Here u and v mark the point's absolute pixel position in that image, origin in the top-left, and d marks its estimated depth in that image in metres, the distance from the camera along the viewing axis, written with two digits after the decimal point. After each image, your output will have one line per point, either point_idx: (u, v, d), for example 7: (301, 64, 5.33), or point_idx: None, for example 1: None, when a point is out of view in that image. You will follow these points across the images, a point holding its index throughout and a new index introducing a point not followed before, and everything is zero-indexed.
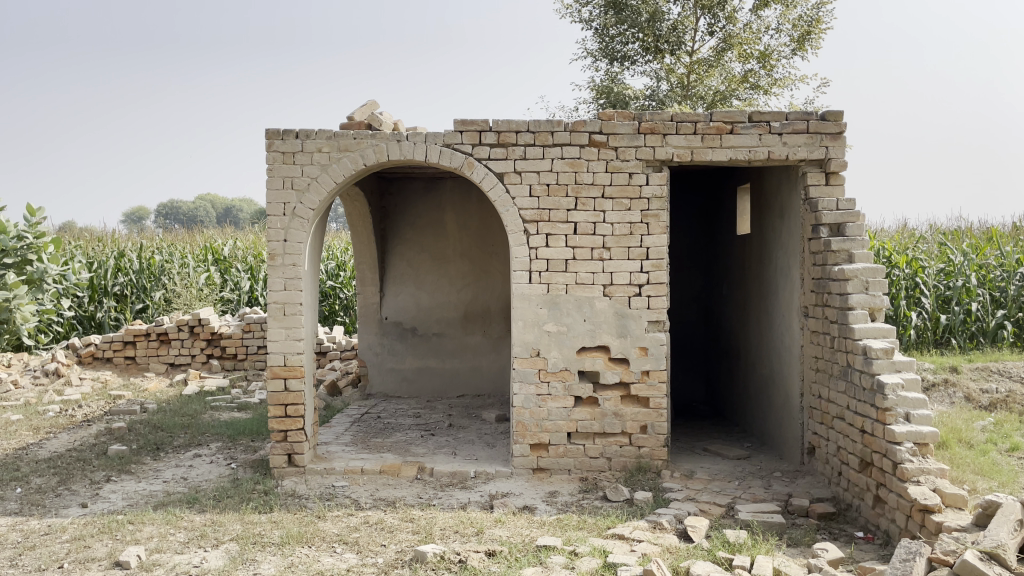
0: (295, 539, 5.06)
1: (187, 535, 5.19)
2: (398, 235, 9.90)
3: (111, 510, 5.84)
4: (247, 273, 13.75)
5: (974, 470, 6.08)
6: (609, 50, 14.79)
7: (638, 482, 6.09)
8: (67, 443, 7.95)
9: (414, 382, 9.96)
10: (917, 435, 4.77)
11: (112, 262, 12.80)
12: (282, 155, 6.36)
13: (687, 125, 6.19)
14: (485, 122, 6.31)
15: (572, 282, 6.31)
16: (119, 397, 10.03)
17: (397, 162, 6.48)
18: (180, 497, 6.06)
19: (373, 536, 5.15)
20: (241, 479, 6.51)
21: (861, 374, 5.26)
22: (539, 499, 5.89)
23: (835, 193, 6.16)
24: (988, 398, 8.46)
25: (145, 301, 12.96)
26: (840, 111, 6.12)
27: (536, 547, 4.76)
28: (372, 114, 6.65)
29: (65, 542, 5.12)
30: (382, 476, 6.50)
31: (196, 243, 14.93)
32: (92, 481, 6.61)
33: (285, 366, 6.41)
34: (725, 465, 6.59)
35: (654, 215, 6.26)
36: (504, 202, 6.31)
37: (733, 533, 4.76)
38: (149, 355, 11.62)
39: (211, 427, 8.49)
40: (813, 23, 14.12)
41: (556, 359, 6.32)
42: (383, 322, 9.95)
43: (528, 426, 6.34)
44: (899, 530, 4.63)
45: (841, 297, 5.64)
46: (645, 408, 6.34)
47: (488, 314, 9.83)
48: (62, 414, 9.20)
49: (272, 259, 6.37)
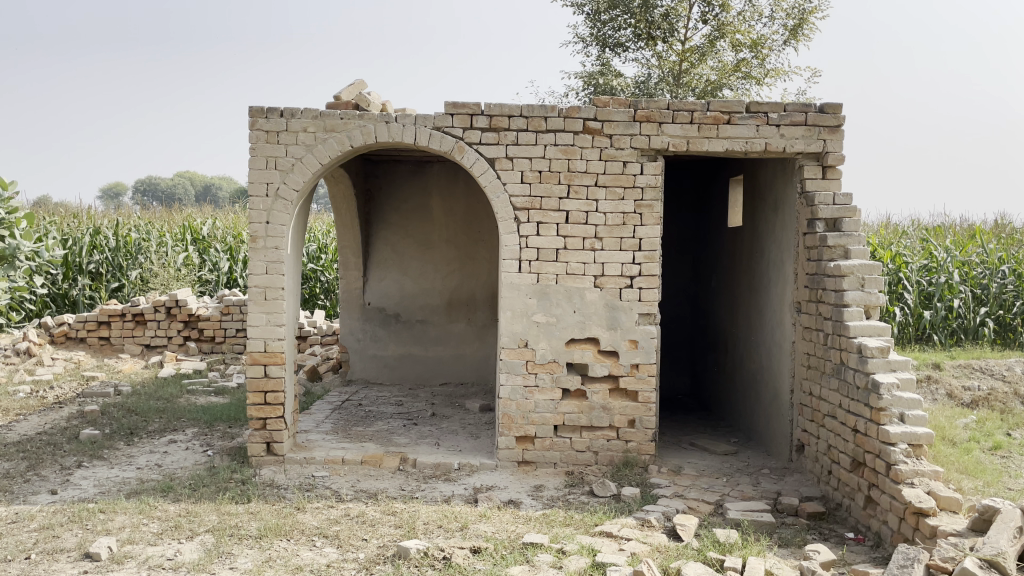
0: (273, 532, 4.89)
1: (160, 526, 5.00)
2: (382, 218, 9.68)
3: (81, 497, 5.63)
4: (226, 253, 13.46)
5: (960, 468, 6.06)
6: (601, 35, 14.59)
7: (626, 477, 5.98)
8: (38, 425, 7.69)
9: (396, 369, 9.79)
10: (912, 436, 4.69)
11: (87, 239, 12.41)
12: (266, 134, 6.13)
13: (683, 114, 6.04)
14: (477, 105, 6.12)
15: (563, 272, 6.17)
16: (93, 378, 9.77)
17: (386, 144, 6.28)
18: (154, 485, 5.87)
19: (353, 530, 5.00)
20: (218, 467, 6.32)
21: (855, 372, 5.17)
22: (525, 493, 5.77)
23: (832, 187, 6.05)
24: (970, 395, 8.49)
25: (120, 280, 12.63)
26: (839, 103, 6.00)
27: (522, 544, 4.63)
28: (360, 94, 6.44)
29: (33, 530, 4.91)
30: (363, 467, 6.35)
31: (175, 221, 14.56)
32: (63, 466, 6.39)
33: (265, 352, 6.22)
34: (712, 460, 6.52)
35: (648, 205, 6.12)
36: (495, 188, 6.14)
37: (723, 533, 4.68)
38: (125, 335, 11.33)
39: (187, 411, 8.25)
40: (807, 13, 14.01)
41: (545, 350, 6.19)
42: (366, 308, 9.76)
43: (515, 418, 6.22)
44: (892, 533, 4.57)
45: (836, 293, 5.55)
46: (634, 402, 6.24)
47: (474, 301, 9.67)
48: (33, 395, 8.93)
49: (253, 241, 6.16)
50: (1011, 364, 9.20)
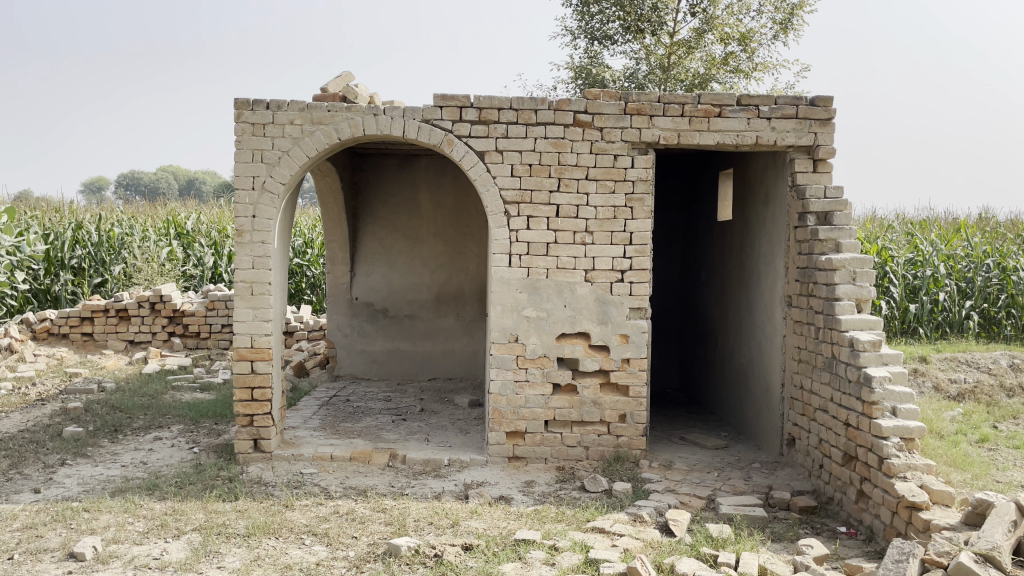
0: (261, 530, 4.82)
1: (146, 525, 4.91)
2: (370, 212, 9.59)
3: (65, 496, 5.52)
4: (211, 248, 13.30)
5: (948, 461, 6.09)
6: (589, 27, 14.54)
7: (617, 472, 5.96)
8: (20, 423, 7.56)
9: (385, 365, 9.71)
10: (904, 430, 4.69)
11: (69, 234, 12.21)
12: (251, 126, 6.02)
13: (674, 106, 6.00)
14: (466, 97, 6.05)
15: (553, 266, 6.12)
16: (75, 374, 9.62)
17: (374, 137, 6.20)
18: (139, 483, 5.77)
19: (343, 527, 4.94)
20: (204, 464, 6.23)
21: (847, 366, 5.17)
22: (516, 489, 5.73)
23: (823, 180, 6.04)
24: (956, 388, 8.55)
25: (104, 275, 12.44)
26: (830, 96, 5.98)
27: (514, 541, 4.59)
28: (347, 86, 6.35)
29: (15, 530, 4.81)
30: (352, 464, 6.28)
31: (159, 215, 14.37)
32: (46, 465, 6.27)
33: (252, 348, 6.13)
34: (703, 455, 6.51)
35: (639, 199, 6.08)
36: (484, 181, 6.07)
37: (716, 528, 4.67)
38: (108, 331, 11.17)
39: (172, 408, 8.14)
40: (795, 7, 14.02)
41: (535, 345, 6.14)
42: (353, 303, 9.67)
43: (505, 414, 6.17)
44: (885, 526, 4.58)
45: (828, 287, 5.54)
46: (625, 396, 6.20)
47: (462, 296, 9.61)
48: (15, 392, 8.78)
49: (239, 235, 6.06)
50: (996, 356, 9.25)
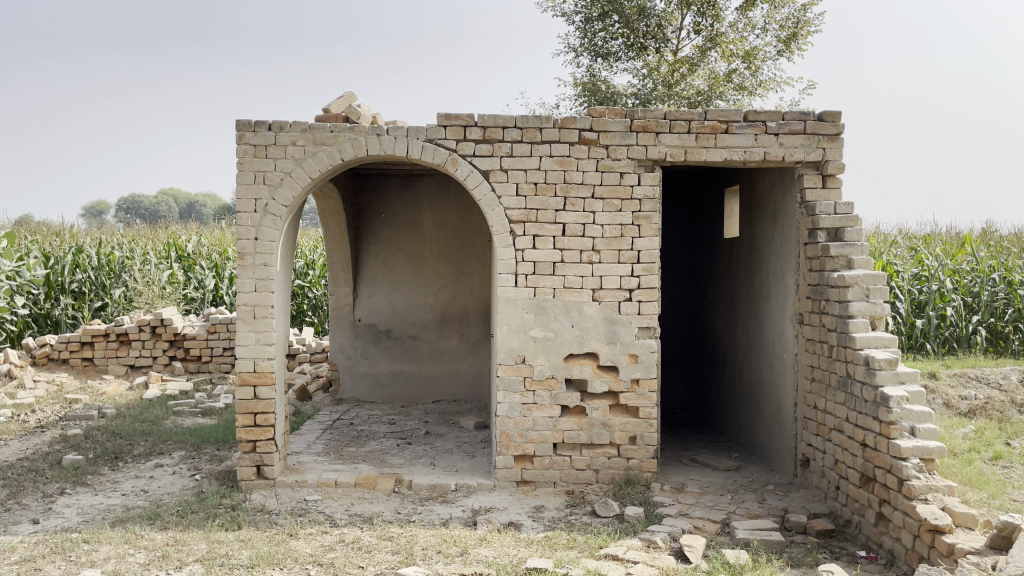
0: (265, 561, 4.69)
1: (147, 556, 4.79)
2: (372, 233, 9.53)
3: (63, 527, 5.40)
4: (212, 270, 13.25)
5: (963, 480, 5.96)
6: (592, 44, 14.59)
7: (628, 496, 5.83)
8: (18, 451, 7.44)
9: (389, 387, 9.60)
10: (924, 451, 4.57)
11: (69, 258, 12.15)
12: (253, 148, 5.98)
13: (681, 123, 5.96)
14: (470, 117, 6.00)
15: (560, 285, 6.04)
16: (75, 400, 9.49)
17: (377, 157, 6.14)
18: (140, 512, 5.64)
19: (349, 557, 4.81)
20: (206, 492, 6.11)
21: (863, 386, 5.08)
22: (525, 514, 5.61)
23: (833, 196, 5.96)
24: (967, 404, 8.40)
25: (104, 299, 12.39)
26: (838, 111, 5.94)
27: (525, 570, 4.45)
28: (349, 107, 6.30)
29: (13, 563, 4.67)
30: (357, 490, 6.15)
31: (160, 237, 14.30)
32: (45, 494, 6.15)
33: (255, 373, 6.03)
34: (715, 477, 6.39)
35: (646, 217, 6.02)
36: (489, 201, 6.01)
37: (733, 554, 4.56)
38: (108, 356, 11.07)
39: (173, 434, 8.01)
40: (801, 25, 14.08)
41: (543, 367, 6.04)
42: (356, 324, 9.57)
43: (513, 437, 6.05)
44: (907, 550, 4.47)
45: (841, 304, 5.46)
46: (635, 418, 6.10)
47: (466, 316, 9.52)
48: (14, 419, 8.66)
49: (241, 257, 5.99)
50: (1006, 372, 9.14)
